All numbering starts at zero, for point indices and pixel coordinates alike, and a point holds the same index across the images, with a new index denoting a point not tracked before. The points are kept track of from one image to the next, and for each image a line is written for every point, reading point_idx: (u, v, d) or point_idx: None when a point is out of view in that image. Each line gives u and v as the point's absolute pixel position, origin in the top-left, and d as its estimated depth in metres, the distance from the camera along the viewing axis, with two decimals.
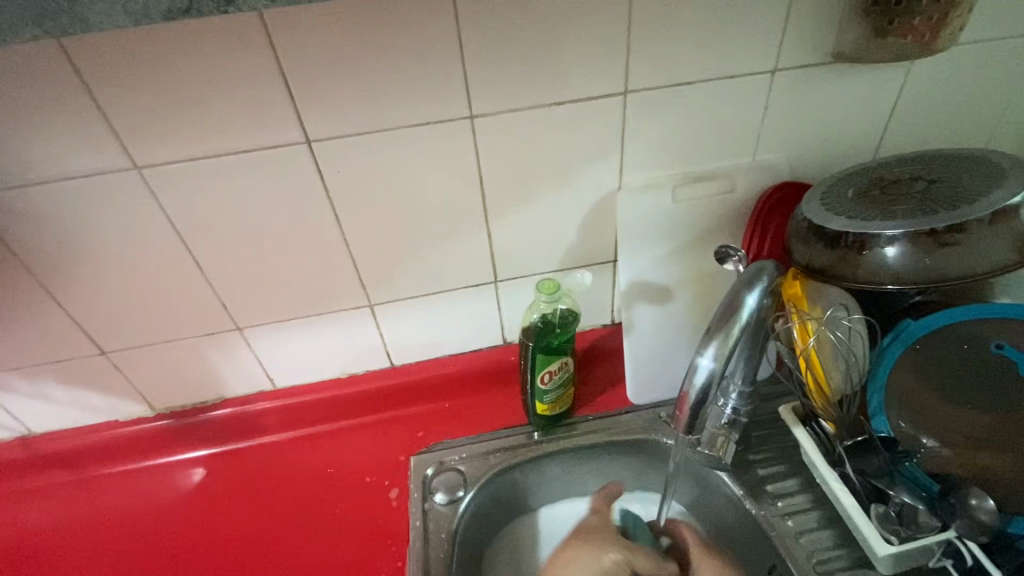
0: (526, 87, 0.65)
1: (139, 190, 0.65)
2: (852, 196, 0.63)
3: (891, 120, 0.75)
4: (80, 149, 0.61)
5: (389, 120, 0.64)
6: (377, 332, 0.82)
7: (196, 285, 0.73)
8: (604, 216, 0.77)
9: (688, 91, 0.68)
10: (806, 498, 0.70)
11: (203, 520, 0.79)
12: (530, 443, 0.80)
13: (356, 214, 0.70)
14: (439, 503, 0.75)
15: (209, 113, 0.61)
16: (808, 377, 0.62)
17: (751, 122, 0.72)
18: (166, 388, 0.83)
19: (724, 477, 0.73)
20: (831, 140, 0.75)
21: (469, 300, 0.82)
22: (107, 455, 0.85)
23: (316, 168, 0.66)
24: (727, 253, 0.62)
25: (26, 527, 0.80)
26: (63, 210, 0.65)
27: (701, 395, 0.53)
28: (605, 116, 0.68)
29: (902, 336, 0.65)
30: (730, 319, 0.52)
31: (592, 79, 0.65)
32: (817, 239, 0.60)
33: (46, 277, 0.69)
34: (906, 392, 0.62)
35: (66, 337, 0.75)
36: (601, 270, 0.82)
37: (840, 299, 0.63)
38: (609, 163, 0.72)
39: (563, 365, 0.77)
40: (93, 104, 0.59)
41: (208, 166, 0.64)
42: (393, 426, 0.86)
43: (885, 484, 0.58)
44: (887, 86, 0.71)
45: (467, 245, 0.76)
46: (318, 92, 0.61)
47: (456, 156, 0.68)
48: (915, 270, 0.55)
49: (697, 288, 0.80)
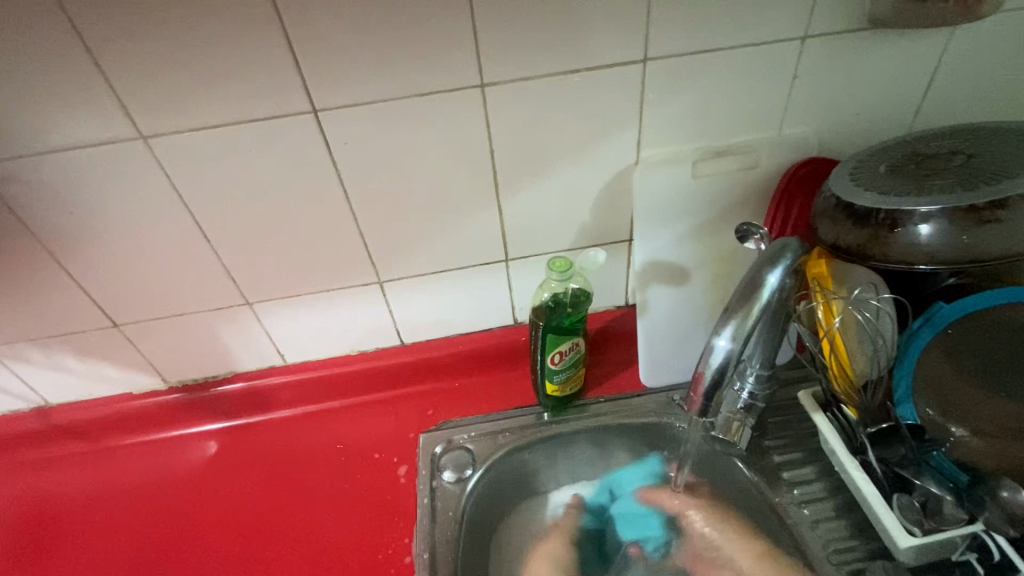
0: (539, 55, 0.62)
1: (147, 161, 0.64)
2: (884, 172, 0.60)
3: (929, 91, 0.70)
4: (87, 119, 0.61)
5: (397, 90, 0.62)
6: (387, 310, 0.81)
7: (205, 259, 0.73)
8: (620, 193, 0.74)
9: (710, 60, 0.64)
10: (823, 486, 0.67)
11: (215, 494, 0.80)
12: (540, 423, 0.79)
13: (364, 188, 0.69)
14: (448, 481, 0.74)
15: (215, 82, 0.60)
16: (831, 361, 0.60)
17: (778, 93, 0.68)
18: (177, 363, 0.83)
19: (738, 463, 0.71)
20: (862, 114, 0.71)
21: (480, 278, 0.80)
22: (122, 427, 0.86)
23: (323, 140, 0.65)
24: (748, 232, 0.59)
25: (46, 494, 0.82)
26: (73, 181, 0.64)
27: (717, 377, 0.51)
28: (623, 86, 0.65)
29: (933, 320, 0.60)
30: (750, 298, 0.50)
31: (609, 48, 0.62)
32: (844, 216, 0.57)
33: (59, 249, 0.69)
34: (935, 381, 0.59)
35: (79, 310, 0.75)
36: (615, 250, 0.80)
37: (868, 277, 0.60)
38: (626, 137, 0.69)
39: (574, 345, 0.75)
40: (98, 72, 0.58)
41: (215, 137, 0.63)
42: (402, 404, 0.86)
43: (910, 473, 0.57)
44: (925, 55, 0.67)
45: (478, 221, 0.74)
46: (324, 61, 0.60)
47: (466, 128, 0.66)
48: (950, 248, 0.52)
49: (715, 269, 0.77)
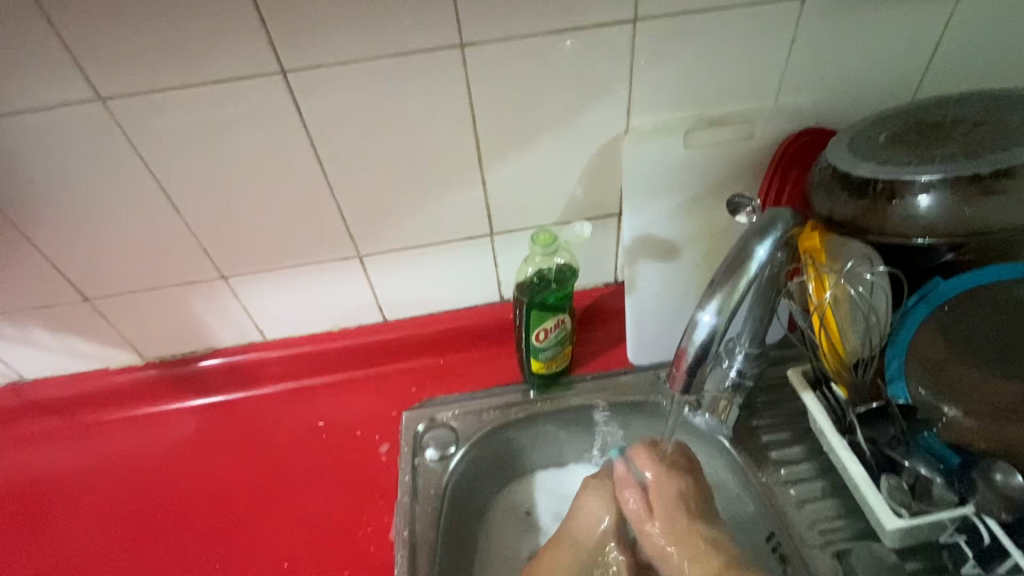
0: (522, 13, 0.58)
1: (107, 125, 0.60)
2: (884, 141, 0.56)
3: (934, 58, 0.67)
4: (39, 78, 0.57)
5: (372, 50, 0.59)
6: (368, 285, 0.79)
7: (176, 230, 0.70)
8: (609, 164, 0.71)
9: (704, 21, 0.61)
10: (810, 467, 0.66)
11: (195, 471, 0.79)
12: (525, 401, 0.78)
13: (340, 157, 0.66)
14: (430, 460, 0.73)
15: (174, 40, 0.56)
16: (821, 338, 0.58)
17: (775, 59, 0.65)
18: (153, 338, 0.81)
19: (725, 442, 0.70)
20: (863, 82, 0.68)
21: (465, 253, 0.78)
22: (100, 403, 0.84)
23: (295, 104, 0.61)
24: (739, 204, 0.56)
25: (23, 470, 0.81)
26: (30, 146, 0.61)
27: (701, 354, 0.49)
28: (612, 47, 0.61)
29: (929, 298, 0.58)
30: (737, 271, 0.47)
31: (596, 5, 0.58)
32: (840, 187, 0.54)
33: (21, 218, 0.66)
34: (927, 355, 0.57)
35: (47, 284, 0.73)
36: (604, 224, 0.77)
37: (865, 250, 0.55)
38: (615, 105, 0.66)
39: (561, 322, 0.73)
40: (48, 26, 0.54)
41: (180, 99, 0.60)
42: (385, 381, 0.84)
43: (897, 454, 0.55)
44: (932, 17, 0.63)
45: (461, 194, 0.71)
46: (292, 16, 0.56)
47: (447, 94, 0.63)
48: (951, 221, 0.49)
49: (707, 245, 0.74)
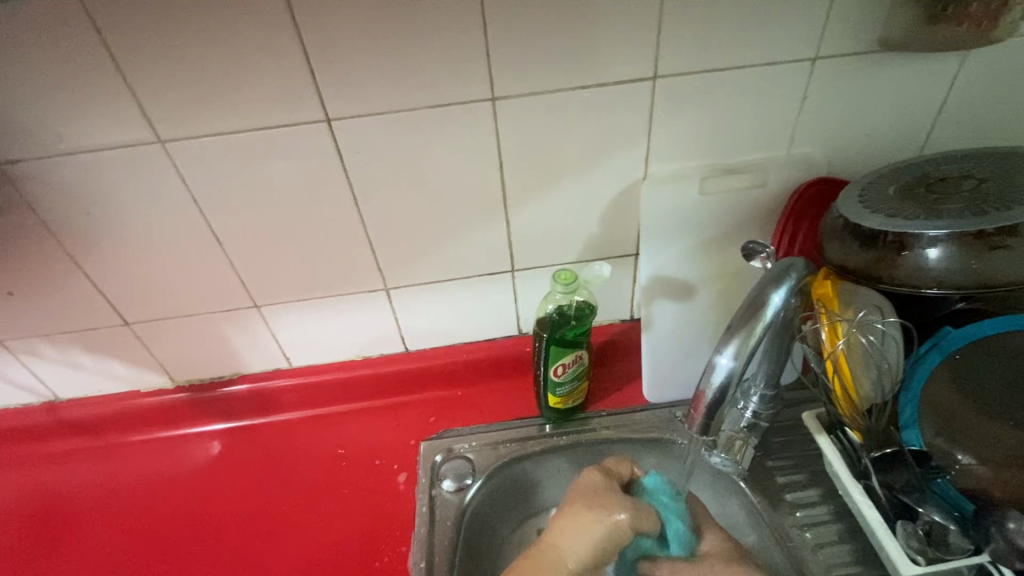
0: (550, 70, 0.63)
1: (164, 164, 0.65)
2: (893, 194, 0.59)
3: (940, 116, 0.70)
4: (107, 122, 0.62)
5: (411, 102, 0.63)
6: (392, 316, 0.82)
7: (216, 261, 0.74)
8: (628, 207, 0.74)
9: (720, 80, 0.65)
10: (827, 510, 0.67)
11: (217, 494, 0.80)
12: (542, 435, 0.79)
13: (374, 196, 0.70)
14: (447, 490, 0.74)
15: (232, 90, 0.61)
16: (836, 384, 0.59)
17: (787, 113, 0.68)
18: (184, 362, 0.84)
19: (742, 484, 0.70)
20: (872, 135, 0.71)
21: (486, 288, 0.81)
22: (128, 424, 0.87)
23: (336, 148, 0.66)
24: (754, 250, 0.59)
25: (51, 487, 0.83)
26: (91, 182, 0.66)
27: (718, 396, 0.51)
28: (633, 101, 0.66)
29: (940, 345, 0.60)
30: (754, 317, 0.50)
31: (619, 64, 0.63)
32: (851, 237, 0.57)
33: (74, 247, 0.71)
34: (942, 403, 0.59)
35: (92, 308, 0.77)
36: (621, 264, 0.80)
37: (874, 300, 0.57)
38: (634, 153, 0.70)
39: (578, 358, 0.75)
40: (120, 77, 0.59)
41: (232, 142, 0.64)
42: (405, 411, 0.86)
43: (913, 499, 0.56)
44: (938, 78, 0.67)
45: (486, 233, 0.75)
46: (339, 71, 0.61)
47: (477, 141, 0.67)
48: (959, 273, 0.52)
49: (722, 286, 0.77)
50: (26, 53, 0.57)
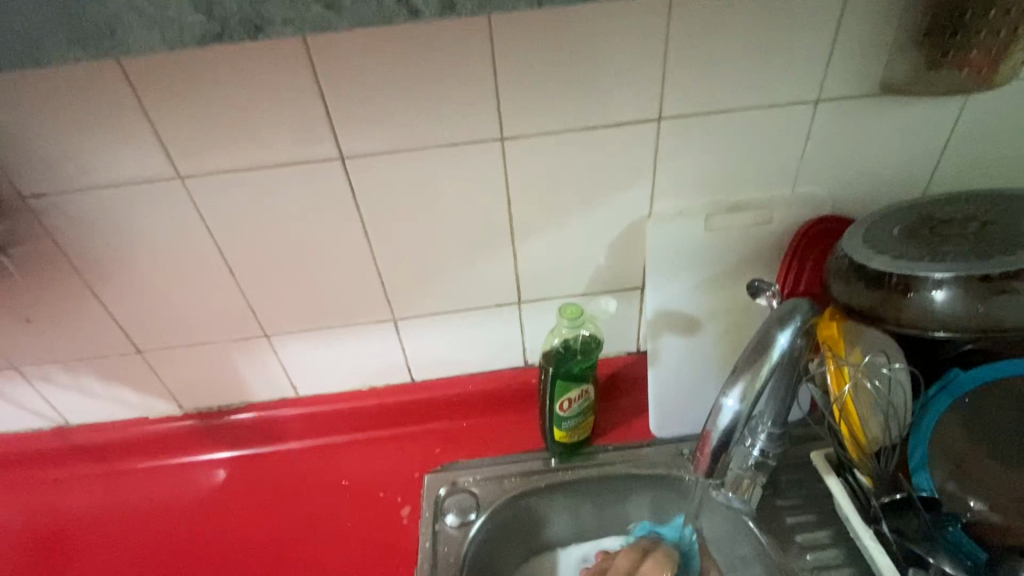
0: (557, 111, 0.64)
1: (182, 199, 0.67)
2: (898, 235, 0.59)
3: (944, 155, 0.71)
4: (130, 158, 0.64)
5: (422, 140, 0.65)
6: (399, 346, 0.83)
7: (228, 290, 0.75)
8: (633, 242, 0.75)
9: (724, 120, 0.66)
10: (838, 553, 0.66)
11: (220, 524, 0.80)
12: (547, 470, 0.78)
13: (384, 230, 0.71)
14: (450, 526, 0.73)
15: (250, 129, 0.63)
16: (843, 426, 0.59)
17: (790, 153, 0.69)
18: (194, 390, 0.85)
19: (750, 525, 0.69)
20: (875, 174, 0.72)
21: (493, 319, 0.81)
22: (135, 451, 0.88)
23: (349, 183, 0.68)
24: (759, 288, 0.59)
25: (55, 514, 0.83)
26: (112, 214, 0.68)
27: (725, 437, 0.51)
28: (638, 140, 0.67)
29: (949, 387, 0.59)
30: (759, 358, 0.50)
31: (624, 105, 0.65)
32: (856, 277, 0.57)
33: (91, 276, 0.73)
34: (952, 449, 0.59)
35: (107, 335, 0.78)
36: (627, 297, 0.80)
37: (881, 342, 0.59)
38: (640, 190, 0.71)
39: (584, 392, 0.75)
40: (145, 117, 0.62)
41: (248, 177, 0.66)
42: (410, 441, 0.86)
43: (924, 548, 0.55)
44: (940, 119, 0.68)
45: (494, 265, 0.76)
46: (354, 110, 0.63)
47: (485, 178, 0.68)
48: (965, 316, 0.52)
49: (728, 321, 0.77)
50: (56, 95, 0.60)
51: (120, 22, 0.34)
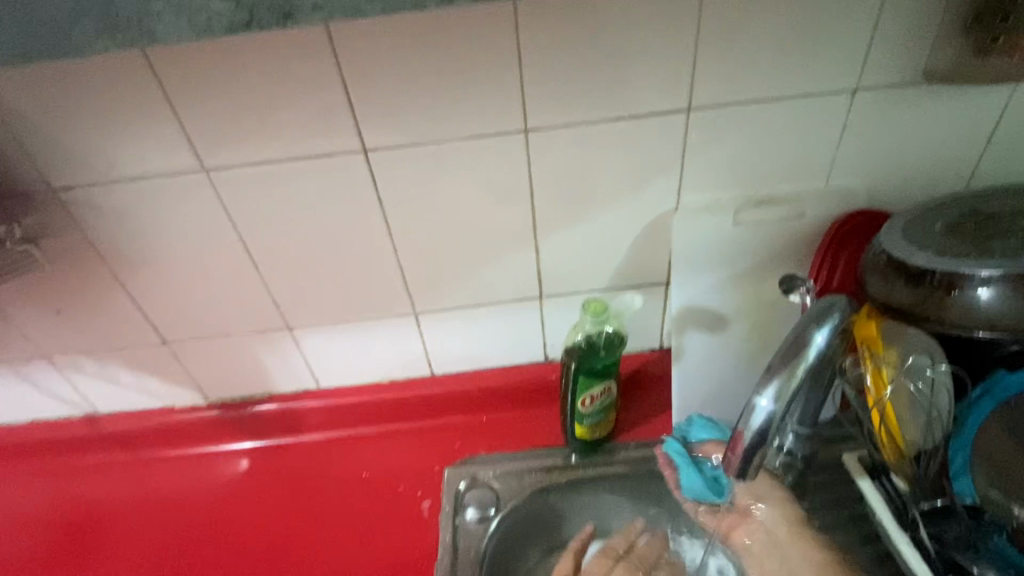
0: (582, 102, 0.63)
1: (207, 192, 0.68)
2: (940, 230, 0.57)
3: (989, 147, 0.68)
4: (156, 152, 0.65)
5: (445, 133, 0.64)
6: (420, 340, 0.82)
7: (251, 283, 0.76)
8: (658, 236, 0.74)
9: (755, 111, 0.64)
10: (868, 559, 0.63)
11: (243, 513, 0.81)
12: (567, 466, 0.78)
13: (405, 223, 0.71)
14: (471, 521, 0.74)
15: (273, 122, 0.63)
16: (883, 431, 0.58)
17: (825, 145, 0.67)
18: (218, 381, 0.86)
19: None
20: (914, 167, 0.69)
21: (514, 314, 0.80)
22: (162, 439, 0.89)
23: (371, 176, 0.67)
24: (793, 284, 0.57)
25: (85, 500, 0.85)
26: (139, 207, 0.69)
27: (758, 438, 0.49)
28: (666, 132, 0.65)
29: (993, 392, 0.57)
30: (795, 357, 0.48)
31: (652, 96, 0.63)
32: (895, 273, 0.54)
33: (118, 268, 0.73)
34: (991, 454, 0.57)
35: (134, 327, 0.80)
36: (651, 292, 0.79)
37: (925, 342, 0.57)
38: (666, 184, 0.69)
39: (607, 389, 0.74)
40: (170, 110, 0.62)
41: (272, 170, 0.66)
42: (429, 435, 0.86)
43: (965, 557, 0.52)
44: (987, 109, 0.65)
45: (516, 260, 0.75)
46: (377, 103, 0.62)
47: (509, 171, 0.67)
48: (1012, 316, 0.49)
49: (755, 318, 0.75)
50: (84, 88, 0.60)
51: (147, 14, 0.34)
